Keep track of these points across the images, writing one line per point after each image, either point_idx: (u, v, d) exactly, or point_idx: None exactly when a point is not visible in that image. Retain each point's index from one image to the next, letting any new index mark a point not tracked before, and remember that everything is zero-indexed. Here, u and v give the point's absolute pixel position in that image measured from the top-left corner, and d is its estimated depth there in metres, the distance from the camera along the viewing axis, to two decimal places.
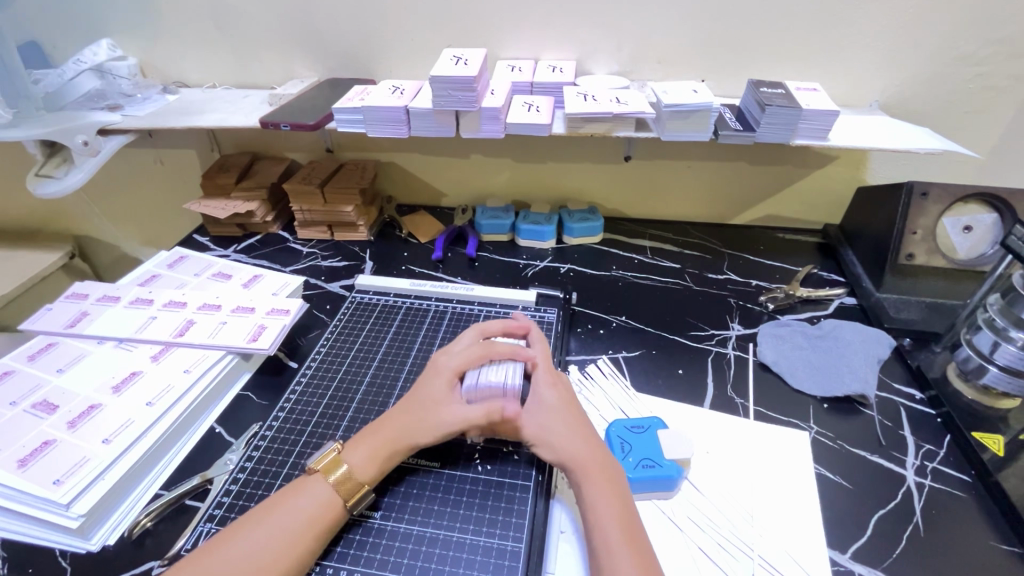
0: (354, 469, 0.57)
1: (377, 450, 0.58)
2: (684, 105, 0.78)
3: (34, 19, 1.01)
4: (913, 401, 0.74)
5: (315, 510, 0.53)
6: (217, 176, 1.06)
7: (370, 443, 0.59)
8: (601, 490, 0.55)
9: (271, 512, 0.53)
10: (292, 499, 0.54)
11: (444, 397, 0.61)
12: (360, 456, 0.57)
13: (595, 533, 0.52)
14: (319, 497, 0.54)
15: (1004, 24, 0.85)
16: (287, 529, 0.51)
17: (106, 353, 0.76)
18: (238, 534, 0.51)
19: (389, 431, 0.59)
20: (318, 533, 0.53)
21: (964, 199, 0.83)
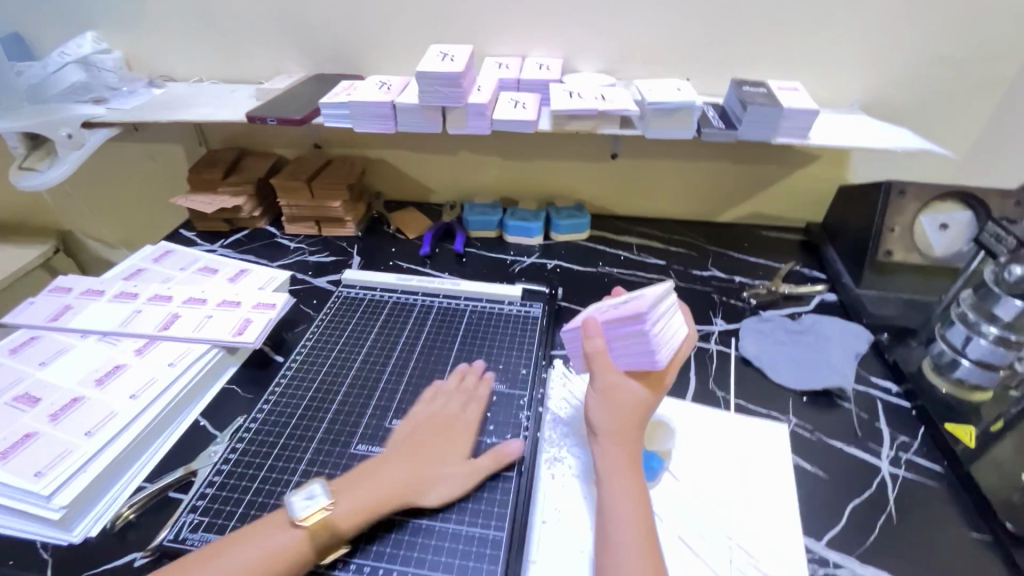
0: (337, 517, 0.55)
1: (368, 497, 0.56)
2: (668, 103, 0.79)
3: (17, 11, 1.00)
4: (889, 395, 0.76)
5: (278, 552, 0.52)
6: (204, 171, 1.06)
7: (358, 493, 0.56)
8: (625, 484, 0.55)
9: (229, 555, 0.51)
10: (251, 542, 0.52)
11: (446, 456, 0.62)
12: (344, 507, 0.55)
13: (609, 525, 0.53)
14: (286, 540, 0.53)
15: (979, 27, 0.87)
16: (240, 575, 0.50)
17: (89, 347, 0.76)
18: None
19: (388, 479, 0.58)
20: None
21: (938, 198, 0.85)
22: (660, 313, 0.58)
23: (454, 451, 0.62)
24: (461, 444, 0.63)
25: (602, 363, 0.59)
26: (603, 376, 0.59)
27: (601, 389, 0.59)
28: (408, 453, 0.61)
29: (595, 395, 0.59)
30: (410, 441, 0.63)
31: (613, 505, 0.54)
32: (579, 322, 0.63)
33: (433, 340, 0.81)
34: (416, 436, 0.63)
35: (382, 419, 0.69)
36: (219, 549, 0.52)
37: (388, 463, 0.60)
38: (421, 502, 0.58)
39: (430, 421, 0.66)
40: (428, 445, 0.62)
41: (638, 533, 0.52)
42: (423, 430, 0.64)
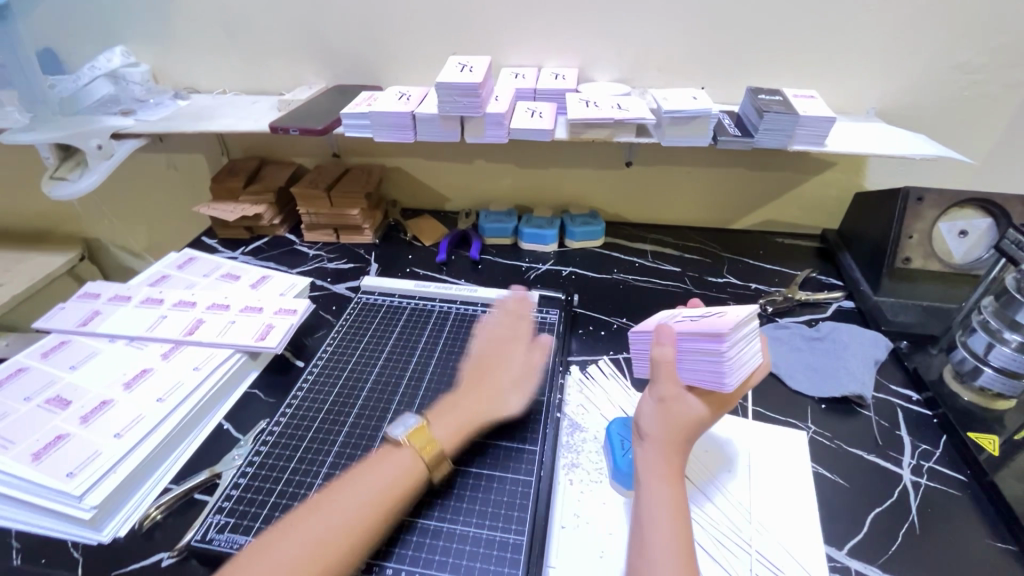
0: (438, 438, 0.62)
1: (456, 424, 0.65)
2: (684, 112, 0.80)
3: (50, 27, 1.04)
4: (910, 403, 0.75)
5: (397, 479, 0.57)
6: (226, 180, 1.08)
7: (451, 420, 0.65)
8: (664, 489, 0.55)
9: (348, 489, 0.56)
10: (377, 469, 0.58)
11: (512, 373, 0.73)
12: (443, 432, 0.63)
13: (648, 530, 0.53)
14: (404, 464, 0.58)
15: (997, 34, 0.87)
16: (366, 504, 0.54)
17: (117, 351, 0.77)
18: (319, 514, 0.53)
19: (472, 406, 0.67)
20: (390, 506, 0.56)
21: (958, 203, 0.84)
22: (740, 335, 0.56)
23: (515, 368, 0.74)
24: (515, 363, 0.74)
25: (667, 372, 0.58)
26: (666, 385, 0.58)
27: (660, 396, 0.58)
28: (476, 380, 0.71)
29: (652, 401, 0.59)
30: (473, 371, 0.73)
31: (651, 510, 0.54)
32: (653, 329, 0.64)
33: (451, 346, 0.82)
34: (482, 364, 0.73)
35: None
36: (337, 488, 0.56)
37: (462, 390, 0.69)
38: (505, 412, 0.69)
39: (486, 353, 0.76)
40: (491, 375, 0.72)
41: (676, 539, 0.52)
42: (484, 359, 0.74)
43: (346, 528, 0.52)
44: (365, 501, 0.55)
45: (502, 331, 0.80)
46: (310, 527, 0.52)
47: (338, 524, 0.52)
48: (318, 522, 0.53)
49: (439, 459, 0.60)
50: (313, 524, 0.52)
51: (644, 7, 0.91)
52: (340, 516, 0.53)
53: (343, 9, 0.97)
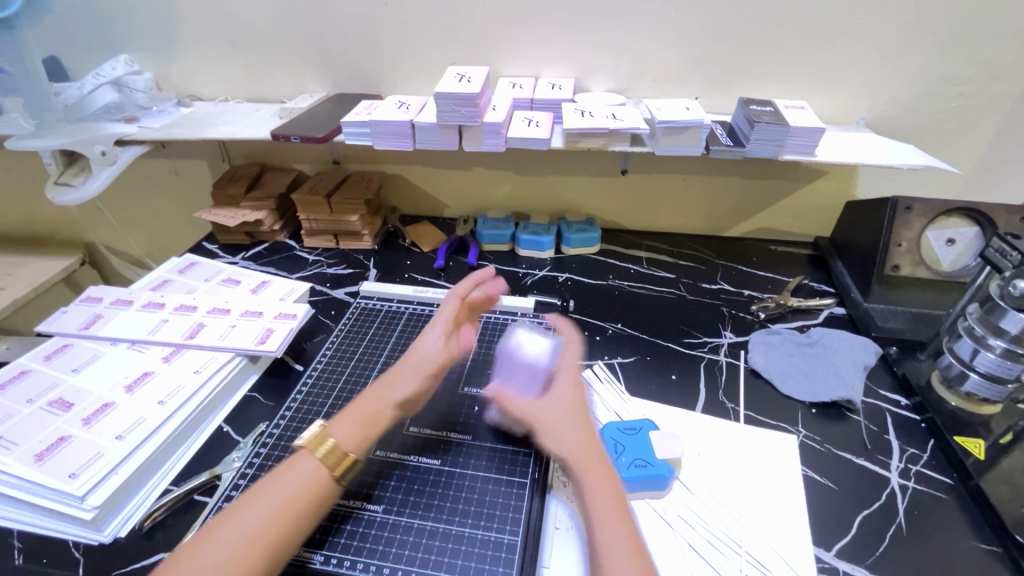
0: (336, 436, 0.58)
1: (359, 420, 0.61)
2: (677, 122, 0.81)
3: (56, 35, 1.06)
4: (898, 408, 0.77)
5: (305, 487, 0.54)
6: (227, 186, 1.10)
7: (356, 415, 0.61)
8: (574, 433, 0.60)
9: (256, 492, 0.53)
10: (282, 476, 0.55)
11: (433, 374, 0.67)
12: (346, 430, 0.59)
13: (582, 476, 0.56)
14: (307, 471, 0.55)
15: (982, 47, 0.89)
16: (277, 510, 0.52)
17: (120, 355, 0.79)
18: (234, 515, 0.51)
19: (375, 408, 0.62)
20: (302, 510, 0.53)
21: (945, 212, 0.86)
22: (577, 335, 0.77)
23: (439, 369, 0.67)
24: (441, 368, 0.68)
25: (572, 365, 0.68)
26: (567, 370, 0.67)
27: (570, 378, 0.66)
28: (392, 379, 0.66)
29: (566, 381, 0.65)
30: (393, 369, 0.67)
31: (571, 451, 0.58)
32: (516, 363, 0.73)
33: None
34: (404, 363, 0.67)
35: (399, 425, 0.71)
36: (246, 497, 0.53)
37: (367, 387, 0.65)
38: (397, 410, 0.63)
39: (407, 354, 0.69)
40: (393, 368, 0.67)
41: (600, 477, 0.56)
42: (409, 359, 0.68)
43: (258, 530, 0.50)
44: (277, 502, 0.52)
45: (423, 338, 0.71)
46: (220, 535, 0.49)
47: (254, 525, 0.50)
48: (231, 528, 0.50)
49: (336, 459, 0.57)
50: (223, 531, 0.50)
51: (639, 19, 0.93)
52: (253, 518, 0.51)
53: (344, 20, 0.99)
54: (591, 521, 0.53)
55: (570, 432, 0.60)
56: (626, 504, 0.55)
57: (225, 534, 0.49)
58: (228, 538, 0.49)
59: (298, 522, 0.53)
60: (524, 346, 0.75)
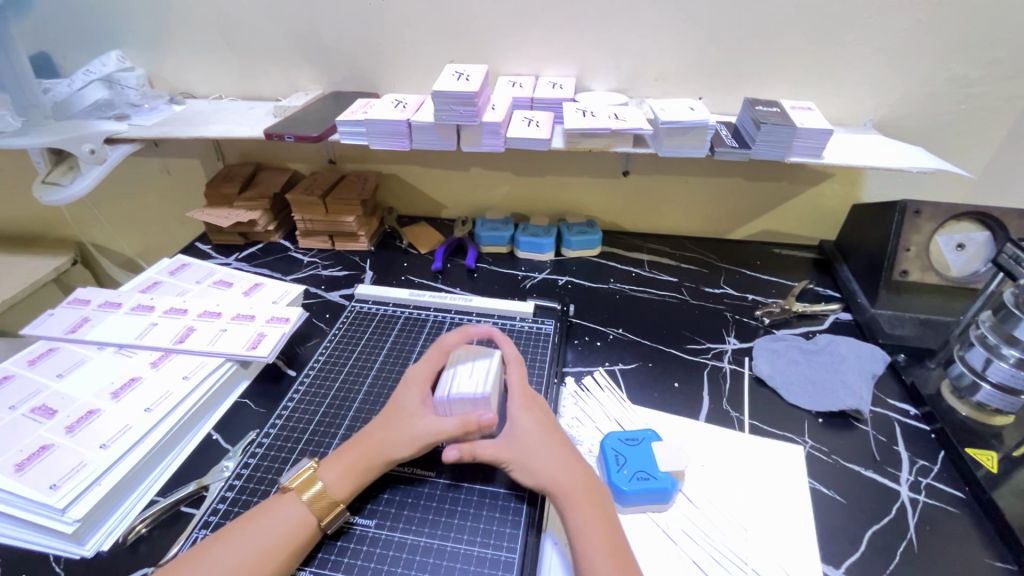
0: (325, 478, 0.57)
1: (349, 463, 0.59)
2: (681, 123, 0.79)
3: (45, 31, 1.04)
4: (907, 418, 0.74)
5: (288, 533, 0.53)
6: (221, 186, 1.08)
7: (346, 459, 0.59)
8: (552, 462, 0.58)
9: (241, 527, 0.53)
10: (267, 518, 0.54)
11: (422, 412, 0.61)
12: (336, 475, 0.57)
13: (567, 508, 0.55)
14: (292, 513, 0.54)
15: (994, 47, 0.87)
16: (260, 551, 0.51)
17: (106, 360, 0.76)
18: (217, 555, 0.51)
19: (366, 451, 0.59)
20: (283, 558, 0.52)
21: (955, 217, 0.84)
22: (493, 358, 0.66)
23: (424, 408, 0.62)
24: (426, 405, 0.62)
25: (524, 393, 0.64)
26: (520, 395, 0.63)
27: (524, 408, 0.62)
28: (382, 418, 0.62)
29: (523, 413, 0.62)
30: (385, 409, 0.64)
31: (554, 485, 0.56)
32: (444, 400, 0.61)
33: None
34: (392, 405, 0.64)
35: None
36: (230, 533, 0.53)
37: (365, 427, 0.62)
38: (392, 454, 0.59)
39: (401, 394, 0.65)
40: (386, 412, 0.63)
41: (585, 507, 0.55)
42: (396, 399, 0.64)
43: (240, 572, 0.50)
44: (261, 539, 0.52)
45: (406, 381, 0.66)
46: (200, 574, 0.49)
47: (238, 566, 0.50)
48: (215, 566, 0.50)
49: (325, 502, 0.56)
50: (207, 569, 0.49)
51: (642, 17, 0.91)
52: (237, 558, 0.50)
53: (339, 17, 0.97)
54: (581, 557, 0.52)
55: (549, 462, 0.58)
56: (614, 532, 0.54)
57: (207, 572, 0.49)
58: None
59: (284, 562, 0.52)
60: (463, 389, 0.61)
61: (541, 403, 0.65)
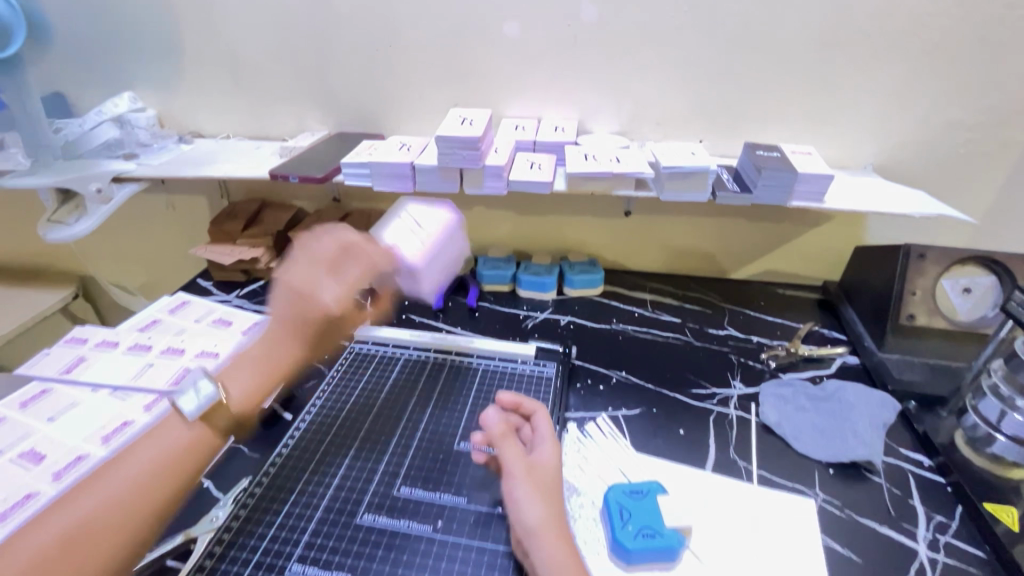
0: (235, 405, 0.63)
1: (260, 381, 0.66)
2: (682, 167, 0.80)
3: (62, 71, 1.06)
4: (921, 468, 0.72)
5: (176, 451, 0.57)
6: (226, 224, 1.09)
7: (260, 375, 0.67)
8: (539, 504, 0.57)
9: (140, 454, 0.55)
10: (140, 449, 0.56)
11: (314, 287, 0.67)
12: (241, 392, 0.64)
13: None
14: (178, 443, 0.57)
15: (990, 94, 0.88)
16: (129, 480, 0.53)
17: (100, 401, 0.75)
18: (83, 493, 0.52)
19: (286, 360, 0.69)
20: (170, 478, 0.55)
21: (962, 260, 0.83)
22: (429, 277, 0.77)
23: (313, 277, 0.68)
24: (324, 280, 0.68)
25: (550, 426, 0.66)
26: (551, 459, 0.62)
27: (556, 446, 0.64)
28: (303, 338, 0.69)
29: (552, 450, 0.63)
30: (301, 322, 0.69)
31: (525, 522, 0.56)
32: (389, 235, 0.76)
33: (444, 400, 0.78)
34: (301, 323, 0.69)
35: (389, 487, 0.66)
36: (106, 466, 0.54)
37: (285, 348, 0.69)
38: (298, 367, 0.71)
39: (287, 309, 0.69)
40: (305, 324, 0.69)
41: None
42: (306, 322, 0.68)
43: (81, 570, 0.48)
44: (102, 505, 0.51)
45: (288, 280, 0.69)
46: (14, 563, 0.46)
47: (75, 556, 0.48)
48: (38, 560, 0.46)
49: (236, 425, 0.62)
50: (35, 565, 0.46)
51: (644, 65, 0.93)
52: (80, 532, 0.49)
53: (347, 60, 0.99)
54: None
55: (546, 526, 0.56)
56: None
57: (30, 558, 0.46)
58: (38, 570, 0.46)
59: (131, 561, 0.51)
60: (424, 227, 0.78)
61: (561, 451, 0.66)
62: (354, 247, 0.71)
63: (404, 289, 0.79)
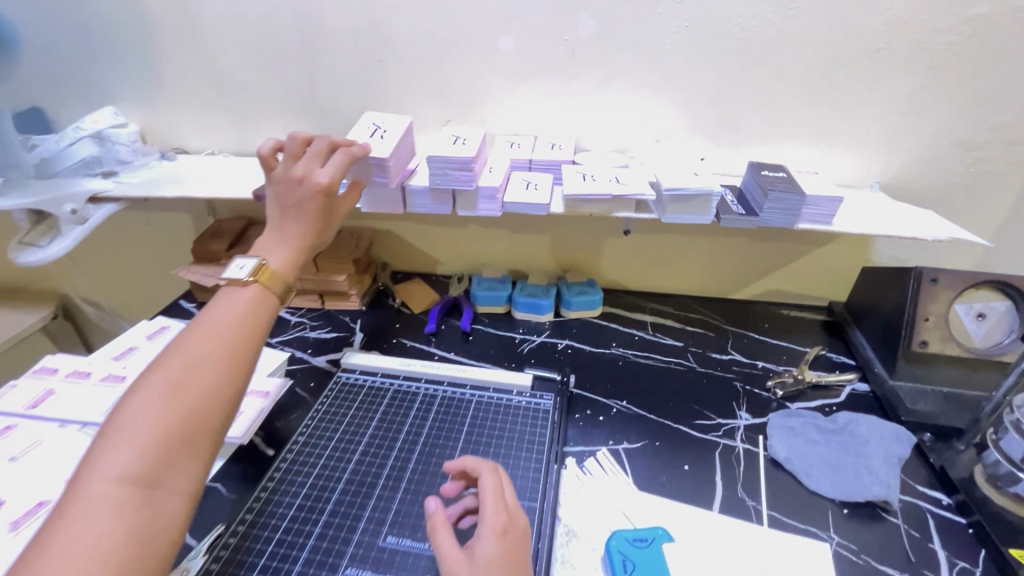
0: (278, 270, 0.61)
1: (296, 254, 0.64)
2: (684, 190, 0.76)
3: (40, 86, 1.02)
4: (940, 507, 0.68)
5: (246, 310, 0.56)
6: (210, 242, 1.04)
7: (288, 245, 0.63)
8: None
9: (193, 344, 0.52)
10: (219, 308, 0.56)
11: (313, 171, 0.67)
12: (279, 257, 0.62)
13: None
14: (251, 298, 0.57)
15: (1000, 112, 0.85)
16: (235, 317, 0.55)
17: (67, 439, 0.70)
18: (199, 331, 0.53)
19: (307, 235, 0.65)
20: (250, 327, 0.56)
21: (976, 285, 0.79)
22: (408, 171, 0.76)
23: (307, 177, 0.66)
24: (315, 163, 0.67)
25: (497, 498, 0.53)
26: (496, 548, 0.49)
27: (499, 528, 0.50)
28: (307, 213, 0.65)
29: (490, 536, 0.49)
30: (306, 210, 0.65)
31: None
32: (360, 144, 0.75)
33: (435, 436, 0.74)
34: (299, 205, 0.65)
35: (375, 536, 0.61)
36: (180, 344, 0.52)
37: (295, 235, 0.64)
38: (322, 243, 0.70)
39: (279, 192, 0.66)
40: (311, 208, 0.65)
41: None
42: (306, 201, 0.65)
43: (213, 375, 0.51)
44: (209, 347, 0.52)
45: (278, 171, 0.67)
46: (138, 428, 0.45)
47: (207, 350, 0.51)
48: (171, 391, 0.48)
49: (285, 290, 0.61)
50: (165, 391, 0.47)
51: (643, 81, 0.90)
52: (209, 340, 0.52)
53: (336, 76, 0.96)
54: None
55: None
56: None
57: (162, 400, 0.47)
58: (168, 429, 0.46)
59: (252, 365, 0.55)
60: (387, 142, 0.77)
61: (520, 525, 0.53)
62: (323, 145, 0.69)
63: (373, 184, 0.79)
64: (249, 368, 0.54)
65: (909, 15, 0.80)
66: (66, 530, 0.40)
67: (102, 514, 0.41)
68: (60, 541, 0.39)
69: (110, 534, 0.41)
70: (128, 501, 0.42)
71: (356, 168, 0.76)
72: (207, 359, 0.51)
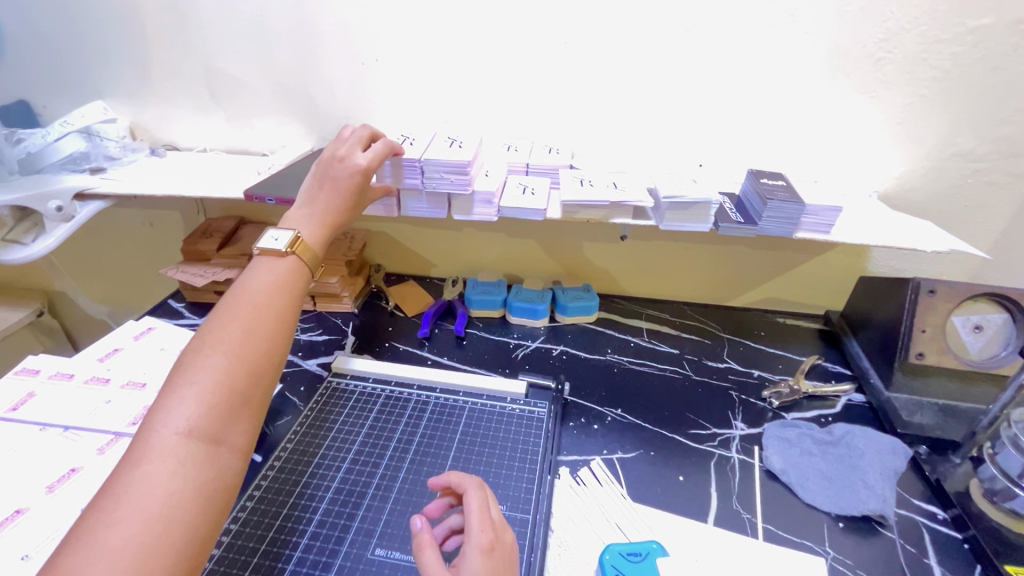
0: (308, 242, 0.65)
1: (325, 229, 0.67)
2: (683, 198, 0.75)
3: (29, 80, 1.01)
4: (936, 522, 0.68)
5: (285, 279, 0.60)
6: (199, 242, 1.02)
7: (320, 219, 0.67)
8: None
9: (239, 309, 0.55)
10: (260, 277, 0.59)
11: (353, 153, 0.70)
12: (311, 230, 0.66)
13: None
14: (289, 268, 0.61)
15: (1001, 124, 0.85)
16: (275, 285, 0.58)
17: (48, 444, 0.68)
18: (245, 297, 0.56)
19: (337, 211, 0.68)
20: (289, 296, 0.59)
21: (973, 298, 0.79)
22: (432, 170, 0.76)
23: (348, 156, 0.69)
24: (356, 147, 0.71)
25: (482, 516, 0.52)
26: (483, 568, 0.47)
27: (484, 546, 0.49)
28: (341, 191, 0.69)
29: (477, 556, 0.48)
30: (343, 186, 0.68)
31: None
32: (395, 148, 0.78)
33: (429, 443, 0.72)
34: (335, 180, 0.68)
35: (365, 548, 0.60)
36: (228, 308, 0.55)
37: (328, 209, 0.68)
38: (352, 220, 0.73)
39: (320, 168, 0.70)
40: (347, 184, 0.68)
41: None
42: (341, 177, 0.69)
43: (263, 341, 0.54)
44: (257, 312, 0.55)
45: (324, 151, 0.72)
46: (202, 382, 0.48)
47: (256, 316, 0.55)
48: (230, 354, 0.51)
49: (316, 263, 0.64)
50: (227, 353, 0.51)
51: (642, 85, 0.89)
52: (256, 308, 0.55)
53: (332, 75, 0.94)
54: None
55: None
56: None
57: (223, 362, 0.50)
58: (228, 390, 0.49)
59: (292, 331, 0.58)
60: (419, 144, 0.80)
61: (507, 541, 0.52)
62: (367, 133, 0.74)
63: (394, 181, 0.78)
64: (291, 333, 0.58)
65: (908, 26, 0.79)
66: (143, 476, 0.42)
67: (175, 463, 0.44)
68: (141, 486, 0.42)
69: (185, 481, 0.44)
70: (196, 453, 0.45)
71: (388, 172, 0.77)
72: (257, 327, 0.54)
